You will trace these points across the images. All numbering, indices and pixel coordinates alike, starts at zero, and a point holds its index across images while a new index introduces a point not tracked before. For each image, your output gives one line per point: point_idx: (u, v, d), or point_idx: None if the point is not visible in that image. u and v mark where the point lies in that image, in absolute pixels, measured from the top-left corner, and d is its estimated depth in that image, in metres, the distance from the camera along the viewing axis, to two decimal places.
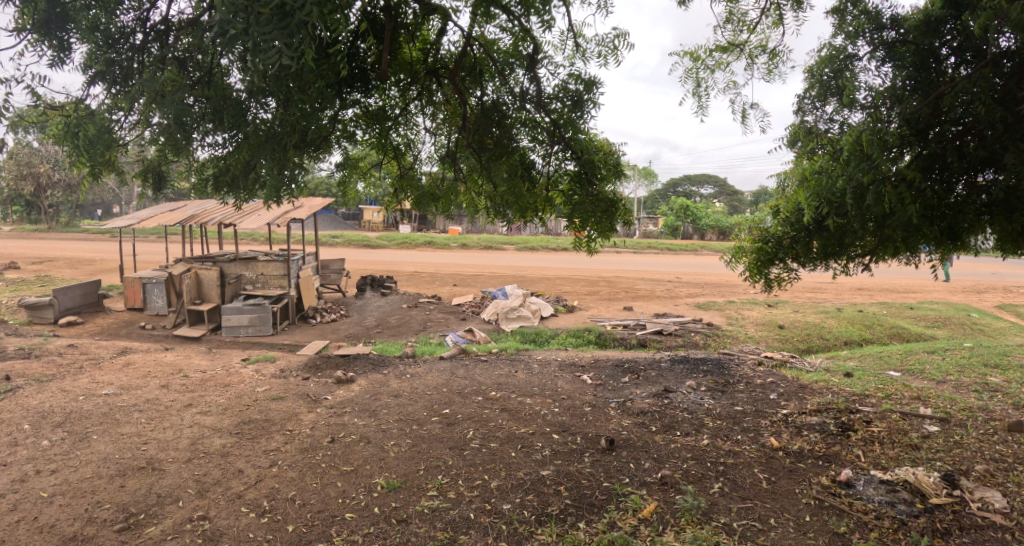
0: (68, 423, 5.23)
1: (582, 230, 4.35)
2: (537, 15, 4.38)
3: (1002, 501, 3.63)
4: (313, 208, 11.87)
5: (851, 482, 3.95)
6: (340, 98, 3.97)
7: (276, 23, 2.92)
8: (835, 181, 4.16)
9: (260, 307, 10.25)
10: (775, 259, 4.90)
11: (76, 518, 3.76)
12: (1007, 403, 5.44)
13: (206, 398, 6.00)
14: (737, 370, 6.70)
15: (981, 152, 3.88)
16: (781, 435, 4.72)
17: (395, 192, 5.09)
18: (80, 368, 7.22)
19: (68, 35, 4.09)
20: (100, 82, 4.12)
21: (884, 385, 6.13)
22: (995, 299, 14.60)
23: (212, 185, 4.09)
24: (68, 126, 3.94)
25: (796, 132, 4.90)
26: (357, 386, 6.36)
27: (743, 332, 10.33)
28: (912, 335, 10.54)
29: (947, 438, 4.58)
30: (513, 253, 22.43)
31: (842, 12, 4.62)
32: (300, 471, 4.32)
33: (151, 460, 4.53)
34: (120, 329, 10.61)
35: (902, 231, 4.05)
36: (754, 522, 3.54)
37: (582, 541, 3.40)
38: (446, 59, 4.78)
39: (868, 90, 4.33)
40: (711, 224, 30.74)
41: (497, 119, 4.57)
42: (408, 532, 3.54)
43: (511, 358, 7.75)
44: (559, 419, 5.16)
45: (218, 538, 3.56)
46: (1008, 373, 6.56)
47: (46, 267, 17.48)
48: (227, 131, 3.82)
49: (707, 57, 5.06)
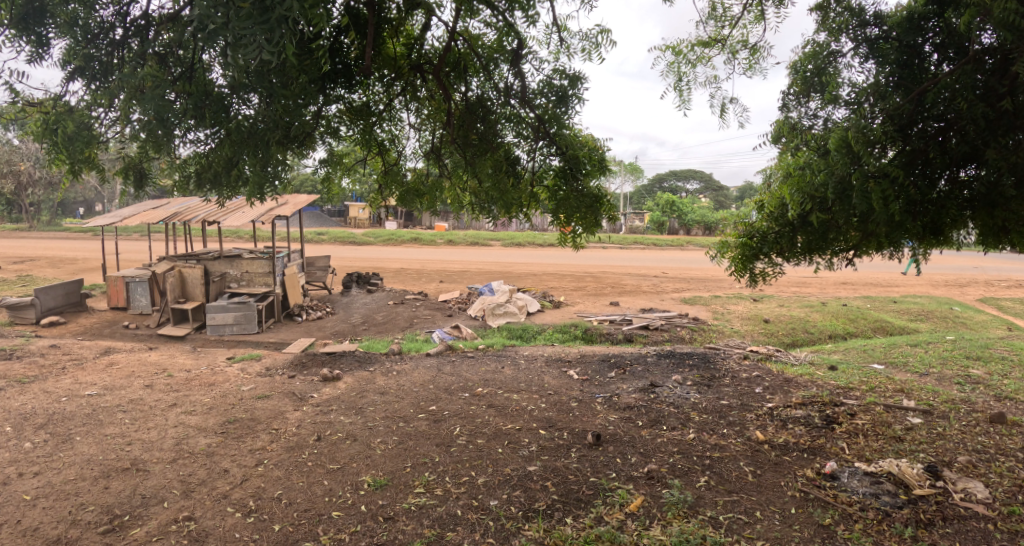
0: (50, 425, 5.15)
1: (567, 225, 4.37)
2: (522, 9, 4.34)
3: (984, 492, 3.68)
4: (299, 205, 11.78)
5: (836, 474, 3.98)
6: (323, 93, 3.92)
7: (257, 18, 2.87)
8: (818, 176, 4.23)
9: (245, 305, 10.15)
10: (760, 253, 4.81)
11: (59, 520, 3.71)
12: (989, 395, 5.51)
13: (190, 397, 5.95)
14: (723, 364, 6.74)
15: (963, 148, 3.94)
16: (767, 428, 4.76)
17: (380, 188, 5.05)
18: (63, 369, 7.12)
19: (45, 30, 3.99)
20: (79, 78, 4.04)
21: (868, 378, 6.20)
22: (976, 292, 14.81)
23: (194, 182, 4.03)
24: (46, 123, 3.86)
25: (781, 128, 4.94)
26: (343, 384, 6.32)
27: (729, 326, 10.39)
28: (895, 329, 10.66)
29: (930, 430, 4.64)
30: (501, 249, 22.45)
31: (826, 9, 4.66)
32: (286, 470, 4.29)
33: (136, 460, 4.47)
34: (103, 328, 10.48)
35: (885, 226, 4.08)
36: (740, 515, 3.56)
37: (569, 536, 3.40)
38: (430, 54, 4.74)
39: (851, 86, 4.36)
40: (697, 219, 30.93)
41: (482, 115, 4.65)
42: (396, 530, 3.52)
43: (498, 354, 7.75)
44: (546, 414, 5.16)
45: (203, 538, 3.52)
46: (989, 366, 6.65)
47: (26, 267, 17.26)
48: (209, 127, 3.76)
49: (688, 51, 5.08)
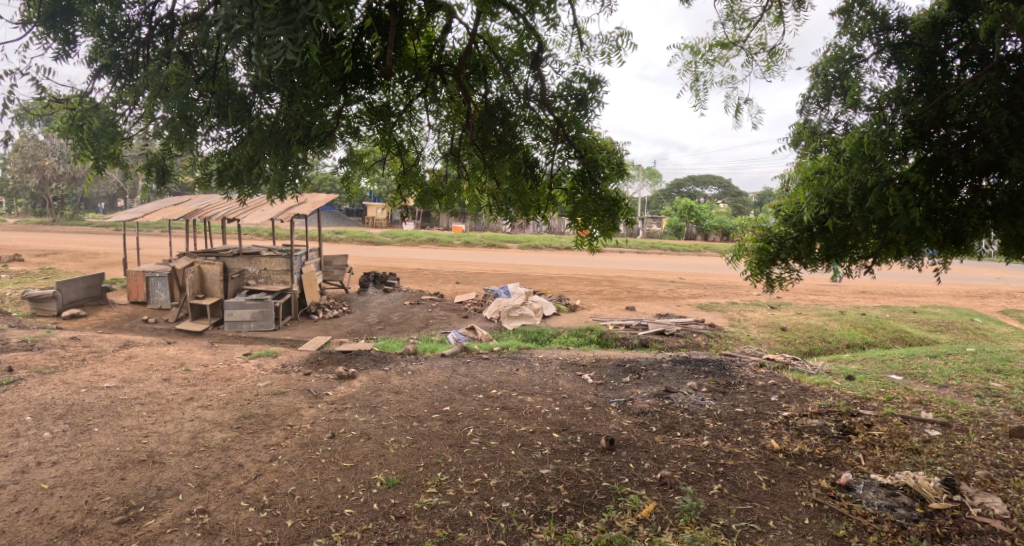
0: (69, 415, 5.26)
1: (585, 229, 4.40)
2: (542, 12, 4.38)
3: (1002, 507, 3.62)
4: (317, 204, 11.88)
5: (851, 485, 3.94)
6: (344, 94, 3.97)
7: (281, 18, 2.90)
8: (835, 181, 4.23)
9: (263, 302, 10.22)
10: (777, 258, 4.78)
11: (76, 509, 3.77)
12: (1009, 409, 5.42)
13: (207, 392, 6.02)
14: (739, 371, 6.69)
15: (986, 156, 3.86)
16: (782, 437, 4.72)
17: (398, 189, 5.11)
18: (82, 360, 7.24)
19: (73, 28, 4.08)
20: (105, 76, 4.13)
21: (886, 389, 6.13)
22: (999, 304, 14.56)
23: (215, 179, 4.10)
24: (73, 119, 3.94)
25: (799, 131, 4.91)
26: (357, 383, 6.37)
27: (745, 333, 10.32)
28: (914, 340, 10.52)
29: (948, 443, 4.57)
30: (517, 252, 22.49)
31: (849, 12, 4.56)
32: (300, 467, 4.33)
33: (152, 452, 4.54)
34: (123, 322, 10.63)
35: (904, 233, 4.07)
36: (753, 524, 3.53)
37: (581, 540, 3.39)
38: (450, 56, 4.78)
39: (873, 91, 4.30)
40: (715, 225, 30.52)
41: (500, 117, 4.63)
42: (407, 528, 3.54)
43: (512, 357, 7.73)
44: (560, 418, 5.16)
45: (217, 532, 3.57)
46: (1010, 379, 6.52)
47: (50, 260, 17.63)
48: (232, 125, 3.84)
49: (706, 51, 5.07)
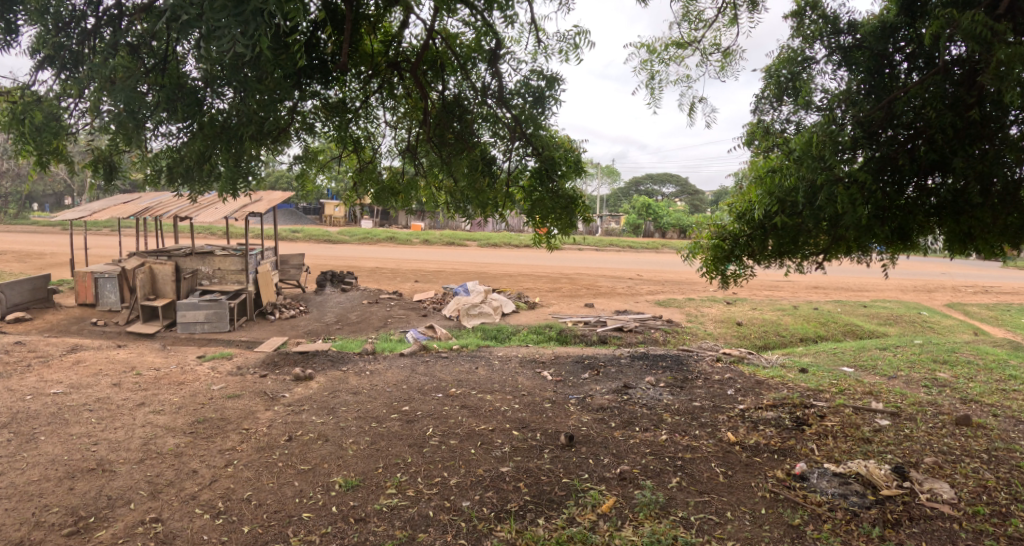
0: (13, 424, 5.01)
1: (542, 226, 4.42)
2: (500, 9, 4.37)
3: (950, 492, 3.77)
4: (274, 202, 11.59)
5: (806, 474, 4.04)
6: (299, 88, 3.85)
7: (230, 9, 2.79)
8: (787, 179, 4.34)
9: (217, 302, 9.99)
10: (731, 255, 4.85)
11: (21, 523, 3.60)
12: (954, 398, 5.65)
13: (159, 396, 5.82)
14: (696, 366, 6.82)
15: (932, 155, 4.03)
16: (738, 429, 4.81)
17: (354, 187, 5.03)
18: (27, 366, 6.92)
19: (14, 16, 3.89)
20: (49, 68, 3.95)
21: (838, 380, 6.33)
22: (944, 298, 15.20)
23: (165, 176, 3.97)
24: (13, 112, 3.74)
25: (753, 130, 4.98)
26: (315, 384, 6.25)
27: (703, 328, 10.53)
28: (865, 332, 10.89)
29: (898, 432, 4.73)
30: (479, 250, 22.48)
31: (801, 15, 4.69)
32: (256, 471, 4.23)
33: (101, 460, 4.37)
34: (71, 326, 10.21)
35: (854, 230, 4.16)
36: (711, 515, 3.59)
37: (542, 537, 3.39)
38: (408, 52, 4.72)
39: (824, 92, 4.44)
40: (673, 223, 31.09)
41: (458, 114, 4.66)
42: (367, 531, 3.48)
43: (472, 355, 7.72)
44: (519, 415, 5.17)
45: (170, 541, 3.45)
46: (955, 369, 6.81)
47: None
48: (182, 121, 3.67)
49: (662, 50, 5.13)
